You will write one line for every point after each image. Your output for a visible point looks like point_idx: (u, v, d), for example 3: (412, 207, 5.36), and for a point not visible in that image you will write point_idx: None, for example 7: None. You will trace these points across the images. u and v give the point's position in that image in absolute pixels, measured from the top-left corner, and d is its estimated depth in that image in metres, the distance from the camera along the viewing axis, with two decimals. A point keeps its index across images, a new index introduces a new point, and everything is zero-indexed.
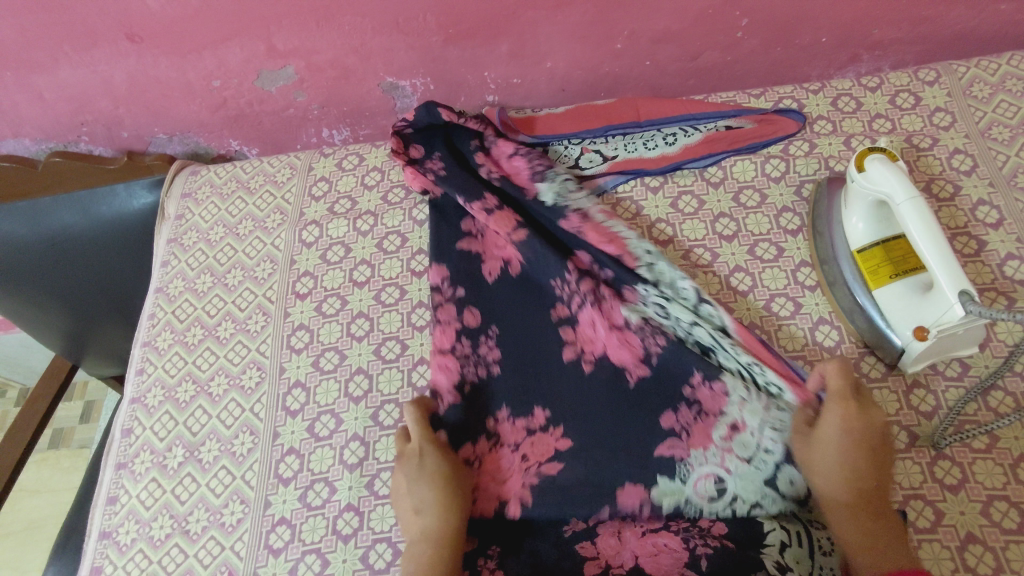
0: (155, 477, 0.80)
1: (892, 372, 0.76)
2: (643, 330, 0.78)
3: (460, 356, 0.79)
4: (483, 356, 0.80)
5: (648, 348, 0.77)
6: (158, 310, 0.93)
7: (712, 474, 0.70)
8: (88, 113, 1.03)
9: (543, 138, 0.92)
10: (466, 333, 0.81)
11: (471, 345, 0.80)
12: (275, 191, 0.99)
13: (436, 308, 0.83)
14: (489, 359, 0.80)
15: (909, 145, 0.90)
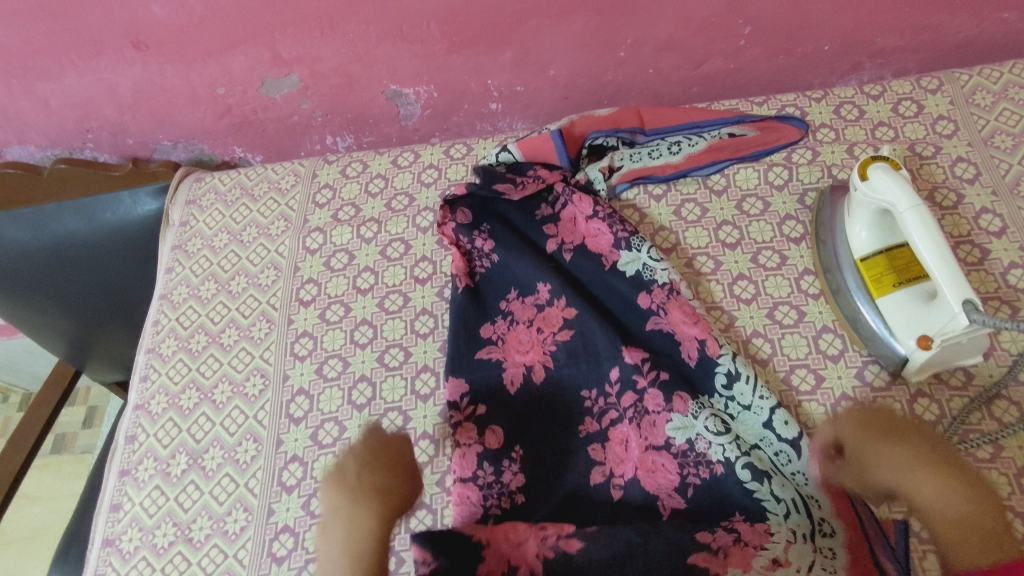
0: (158, 484, 0.80)
1: (896, 382, 0.75)
2: (685, 458, 0.73)
3: (481, 484, 0.73)
4: (506, 484, 0.73)
5: (686, 478, 0.73)
6: (162, 316, 0.93)
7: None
8: (93, 120, 1.03)
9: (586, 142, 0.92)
10: (486, 456, 0.75)
11: (494, 470, 0.74)
12: (278, 198, 0.99)
13: (455, 429, 0.77)
14: (512, 487, 0.73)
15: (912, 153, 0.90)
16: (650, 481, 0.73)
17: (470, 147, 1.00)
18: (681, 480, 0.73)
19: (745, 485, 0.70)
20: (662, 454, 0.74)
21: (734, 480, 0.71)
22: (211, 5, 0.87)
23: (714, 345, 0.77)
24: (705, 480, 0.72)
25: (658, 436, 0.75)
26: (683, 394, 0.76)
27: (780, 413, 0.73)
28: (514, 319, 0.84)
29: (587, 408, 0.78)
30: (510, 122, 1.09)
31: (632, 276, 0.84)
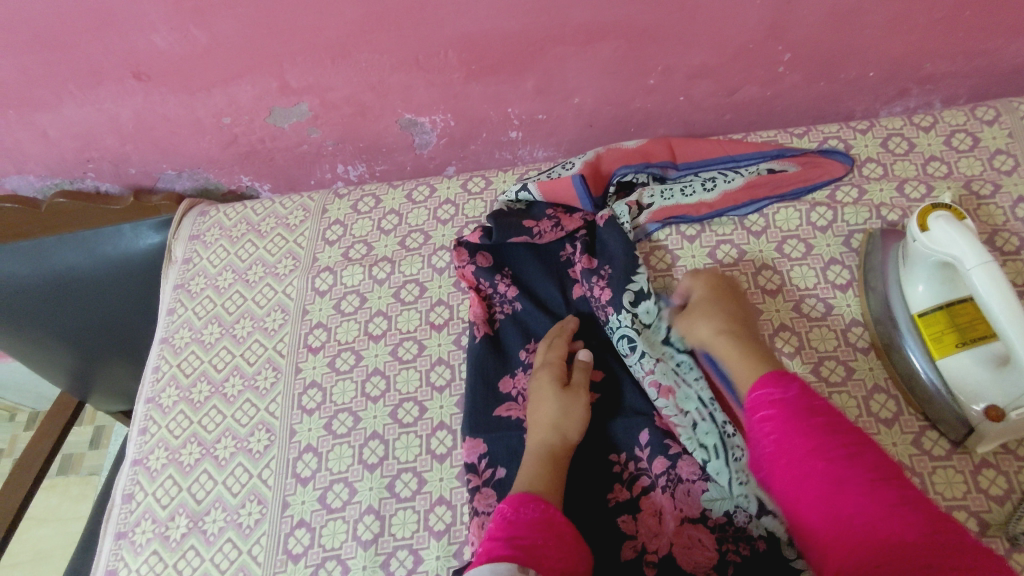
0: (156, 549, 0.75)
1: (957, 451, 0.69)
2: (723, 532, 0.67)
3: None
4: None
5: (726, 555, 0.66)
6: (163, 362, 0.88)
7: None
8: (93, 150, 0.98)
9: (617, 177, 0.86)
10: None
11: None
12: (286, 234, 0.94)
13: (472, 496, 0.71)
14: None
15: (968, 192, 0.83)
16: (685, 559, 0.66)
17: (489, 180, 0.94)
18: (719, 558, 0.66)
19: (790, 564, 0.64)
20: (699, 528, 0.67)
21: (779, 557, 0.65)
22: (215, 33, 0.82)
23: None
24: (746, 558, 0.65)
25: (693, 509, 0.68)
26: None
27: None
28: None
29: (616, 474, 0.72)
30: (530, 150, 1.03)
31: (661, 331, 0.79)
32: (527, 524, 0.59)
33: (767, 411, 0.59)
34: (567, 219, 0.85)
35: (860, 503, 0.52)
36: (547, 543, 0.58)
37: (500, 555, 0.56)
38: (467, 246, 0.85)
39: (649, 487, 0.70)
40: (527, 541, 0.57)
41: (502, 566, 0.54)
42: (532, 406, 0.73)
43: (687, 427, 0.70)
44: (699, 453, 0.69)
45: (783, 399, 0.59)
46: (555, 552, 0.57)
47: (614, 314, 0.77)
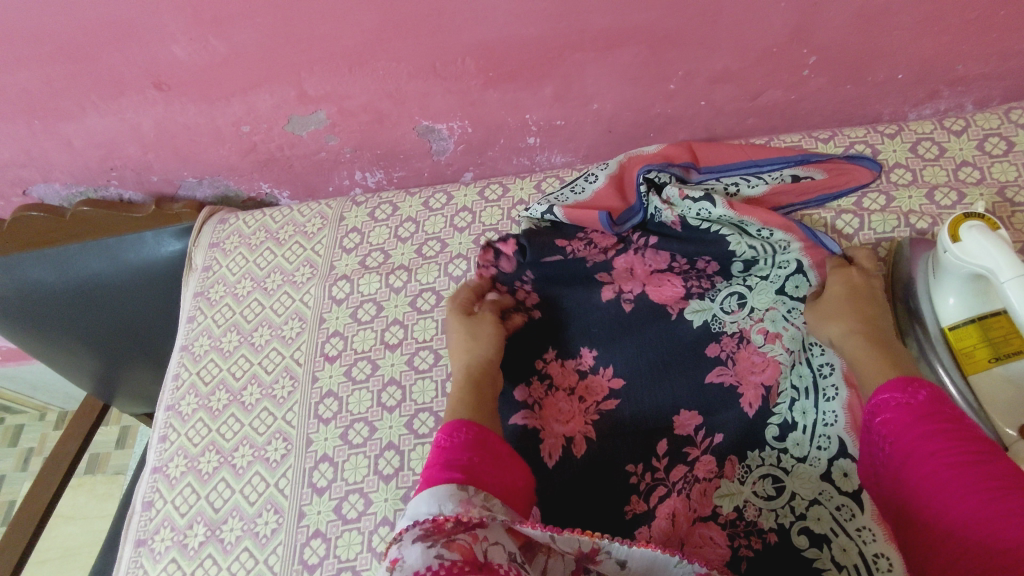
0: (175, 557, 0.76)
1: None
2: (734, 529, 0.68)
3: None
4: None
5: (738, 551, 0.67)
6: (183, 370, 0.89)
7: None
8: (117, 159, 0.99)
9: (648, 168, 0.81)
10: None
11: None
12: (304, 242, 0.94)
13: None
14: None
15: (1001, 199, 0.80)
16: (699, 558, 0.67)
17: (506, 188, 0.93)
18: (732, 554, 0.67)
19: (802, 553, 0.66)
20: (711, 527, 0.68)
21: (790, 548, 0.66)
22: (233, 43, 0.82)
23: (775, 396, 0.71)
24: (758, 552, 0.67)
25: (706, 508, 0.69)
26: (733, 458, 0.70)
27: (844, 462, 0.68)
28: (552, 383, 0.78)
29: (632, 484, 0.71)
30: (548, 156, 1.01)
31: (700, 325, 0.77)
32: (462, 448, 0.61)
33: (884, 415, 0.59)
34: (601, 238, 0.82)
35: (963, 507, 0.51)
36: (482, 461, 0.61)
37: (444, 476, 0.58)
38: (488, 247, 0.83)
39: (664, 493, 0.70)
40: (465, 463, 0.60)
41: (442, 488, 0.56)
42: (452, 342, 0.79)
43: (787, 368, 0.72)
44: (788, 393, 0.71)
45: (907, 405, 0.58)
46: (488, 468, 0.60)
47: (723, 279, 0.78)
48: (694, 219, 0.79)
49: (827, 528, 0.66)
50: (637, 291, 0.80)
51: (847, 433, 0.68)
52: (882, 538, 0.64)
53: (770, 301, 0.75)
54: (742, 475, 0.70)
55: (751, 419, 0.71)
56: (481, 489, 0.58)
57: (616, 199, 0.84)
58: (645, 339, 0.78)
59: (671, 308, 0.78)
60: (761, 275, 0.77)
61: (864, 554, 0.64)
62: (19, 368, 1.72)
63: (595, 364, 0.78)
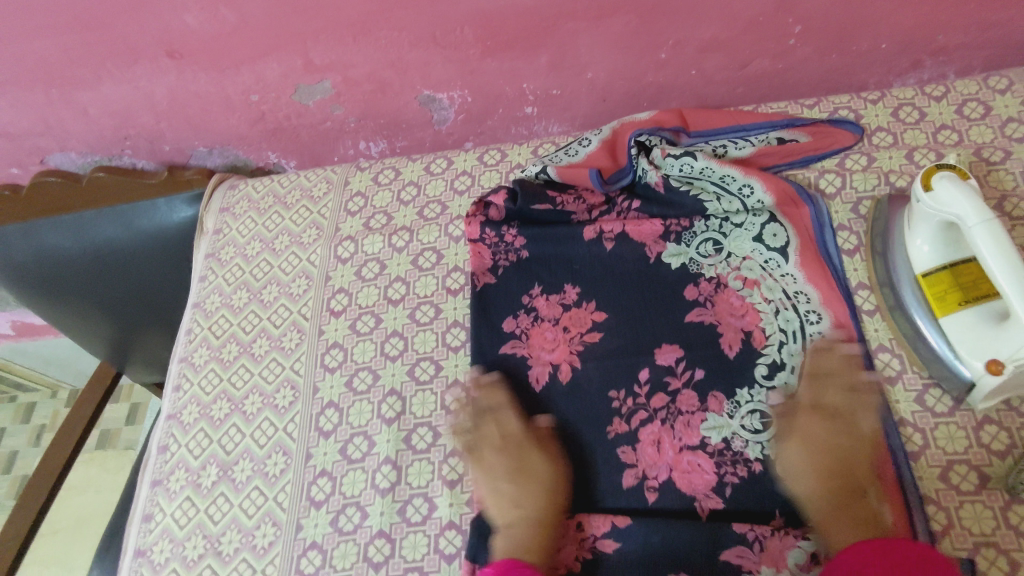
0: (189, 495, 0.80)
1: (960, 408, 0.71)
2: (721, 457, 0.72)
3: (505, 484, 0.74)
4: None
5: (724, 478, 0.71)
6: (195, 325, 0.93)
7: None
8: (130, 128, 1.03)
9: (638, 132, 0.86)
10: (513, 456, 0.75)
11: (519, 470, 0.75)
12: (311, 206, 0.98)
13: (479, 427, 0.77)
14: None
15: (978, 159, 0.83)
16: (685, 482, 0.71)
17: (504, 153, 0.97)
18: (717, 480, 0.71)
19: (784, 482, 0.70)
20: (698, 454, 0.72)
21: (772, 475, 0.70)
22: (242, 12, 0.86)
23: (761, 337, 0.77)
24: (743, 479, 0.71)
25: (693, 437, 0.73)
26: (718, 395, 0.75)
27: (827, 399, 0.73)
28: (538, 315, 0.83)
29: (615, 409, 0.76)
30: (545, 125, 1.05)
31: (679, 268, 0.83)
32: None
33: None
34: (590, 195, 0.89)
35: None
36: None
37: None
38: (478, 201, 0.90)
39: (647, 419, 0.75)
40: None
41: None
42: (511, 484, 0.73)
43: (769, 314, 0.78)
44: (776, 336, 0.77)
45: None
46: None
47: (700, 220, 0.85)
48: (677, 177, 0.85)
49: None
50: (618, 231, 0.86)
51: (831, 375, 0.74)
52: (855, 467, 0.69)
53: (747, 249, 0.82)
54: (730, 410, 0.74)
55: (731, 359, 0.76)
56: None
57: (607, 160, 0.89)
58: (632, 289, 0.83)
59: (650, 249, 0.84)
60: (737, 224, 0.84)
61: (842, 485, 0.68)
62: (32, 344, 1.77)
63: (577, 300, 0.83)
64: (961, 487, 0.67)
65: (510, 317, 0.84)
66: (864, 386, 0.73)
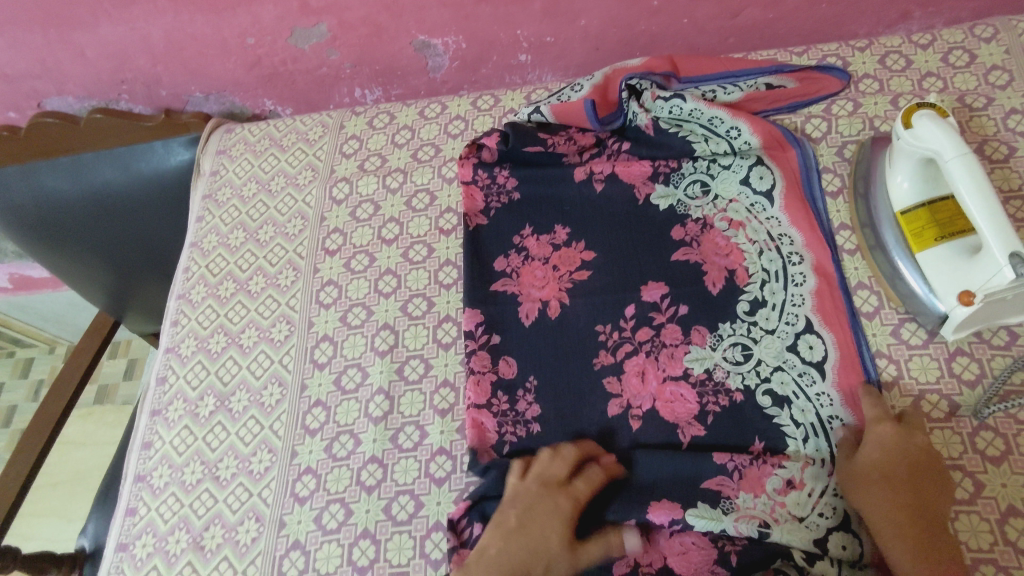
0: (187, 424, 0.83)
1: (934, 340, 0.73)
2: (702, 387, 0.74)
3: (494, 412, 0.76)
4: (522, 413, 0.76)
5: (706, 406, 0.73)
6: (193, 264, 0.95)
7: (757, 517, 0.66)
8: (127, 71, 1.04)
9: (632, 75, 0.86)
10: (502, 387, 0.77)
11: (508, 399, 0.76)
12: (306, 148, 1.00)
13: (469, 357, 0.79)
14: (528, 417, 0.75)
15: (961, 105, 0.85)
16: (668, 410, 0.73)
17: (498, 98, 0.98)
18: (699, 408, 0.73)
19: (764, 411, 0.71)
20: (681, 384, 0.74)
21: (752, 405, 0.72)
22: None
23: (743, 275, 0.79)
24: (725, 407, 0.73)
25: (676, 368, 0.75)
26: (701, 328, 0.77)
27: (809, 336, 0.74)
28: (528, 255, 0.85)
29: (602, 342, 0.78)
30: (539, 74, 1.06)
31: (666, 209, 0.85)
32: None
33: None
34: (581, 137, 0.90)
35: None
36: None
37: None
38: (471, 143, 0.91)
39: (632, 352, 0.77)
40: None
41: None
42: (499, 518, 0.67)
43: (754, 254, 0.80)
44: (759, 275, 0.78)
45: None
46: None
47: (688, 162, 0.86)
48: (665, 121, 0.87)
49: (789, 390, 0.72)
50: (607, 172, 0.88)
51: (813, 313, 0.75)
52: (837, 402, 0.71)
53: (733, 192, 0.84)
54: (713, 343, 0.76)
55: (714, 295, 0.78)
56: None
57: (600, 104, 0.90)
58: (620, 229, 0.85)
59: (638, 191, 0.86)
60: (726, 167, 0.85)
61: (820, 414, 0.70)
62: (30, 298, 1.79)
63: (567, 239, 0.85)
64: (932, 414, 0.70)
65: (500, 257, 0.85)
66: (844, 325, 0.75)
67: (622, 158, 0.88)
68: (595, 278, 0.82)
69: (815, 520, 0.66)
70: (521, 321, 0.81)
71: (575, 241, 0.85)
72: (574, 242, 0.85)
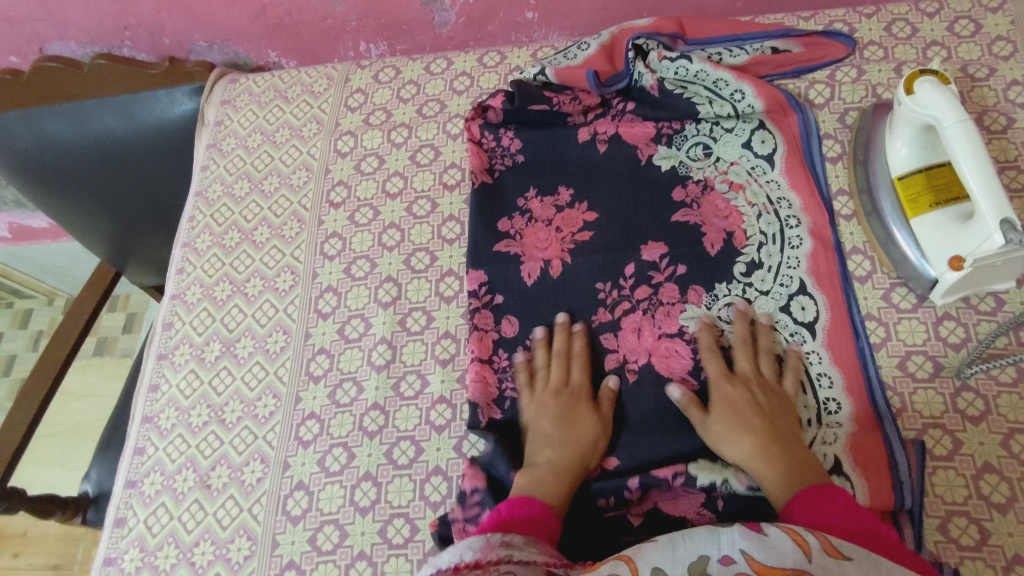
0: (193, 368, 0.85)
1: (923, 304, 0.75)
2: (698, 344, 0.76)
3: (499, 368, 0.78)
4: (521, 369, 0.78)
5: (700, 362, 0.75)
6: (198, 213, 0.96)
7: None
8: (130, 17, 1.03)
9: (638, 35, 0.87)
10: (504, 344, 0.79)
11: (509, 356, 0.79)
12: (311, 101, 1.00)
13: (472, 315, 0.80)
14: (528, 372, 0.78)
15: (964, 75, 0.85)
16: (663, 365, 0.75)
17: (504, 56, 0.98)
18: (693, 364, 0.75)
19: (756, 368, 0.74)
20: (676, 341, 0.76)
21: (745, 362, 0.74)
22: None
23: (741, 237, 0.80)
24: (718, 364, 0.75)
25: (672, 326, 0.77)
26: (698, 288, 0.78)
27: (802, 298, 0.76)
28: (532, 217, 0.86)
29: (601, 300, 0.80)
30: (545, 32, 1.06)
31: (668, 170, 0.86)
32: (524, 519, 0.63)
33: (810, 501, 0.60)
34: (587, 96, 0.90)
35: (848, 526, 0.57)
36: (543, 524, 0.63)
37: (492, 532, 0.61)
38: (476, 107, 0.92)
39: (630, 309, 0.79)
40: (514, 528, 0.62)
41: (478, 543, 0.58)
42: (552, 428, 0.71)
43: (752, 218, 0.81)
44: (757, 237, 0.80)
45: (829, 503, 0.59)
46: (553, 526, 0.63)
47: (691, 124, 0.87)
48: (671, 81, 0.88)
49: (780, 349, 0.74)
50: (611, 133, 0.88)
51: (807, 276, 0.77)
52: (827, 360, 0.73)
53: (735, 154, 0.85)
54: (708, 302, 0.77)
55: (712, 256, 0.80)
56: (507, 533, 0.60)
57: (606, 65, 0.90)
58: (622, 188, 0.86)
59: (641, 152, 0.87)
60: (728, 129, 0.86)
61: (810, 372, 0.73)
62: (29, 248, 1.79)
63: (571, 201, 0.86)
64: (917, 374, 0.72)
65: (502, 219, 0.86)
66: (836, 286, 0.77)
67: (626, 118, 0.89)
68: (595, 237, 0.83)
69: None
70: (522, 279, 0.82)
71: (578, 203, 0.86)
72: (576, 201, 0.86)
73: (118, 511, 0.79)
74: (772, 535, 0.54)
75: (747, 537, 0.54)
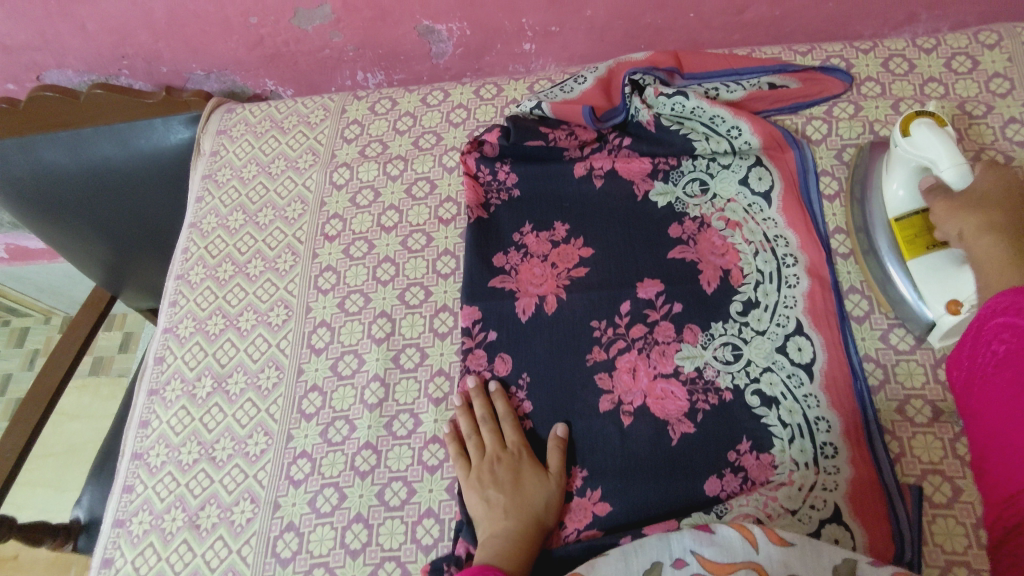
0: (184, 404, 0.84)
1: (921, 346, 0.75)
2: (693, 385, 0.75)
3: None
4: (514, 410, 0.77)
5: (695, 404, 0.74)
6: (192, 244, 0.95)
7: (750, 514, 0.67)
8: (128, 46, 1.03)
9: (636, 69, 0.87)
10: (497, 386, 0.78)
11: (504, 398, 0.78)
12: (308, 131, 1.00)
13: (465, 356, 0.80)
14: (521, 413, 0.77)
15: (961, 112, 0.85)
16: (659, 407, 0.74)
17: (500, 87, 0.98)
18: (689, 406, 0.74)
19: (753, 411, 0.73)
20: (672, 382, 0.75)
21: (742, 404, 0.73)
22: None
23: (738, 275, 0.80)
24: (714, 406, 0.74)
25: (667, 366, 0.76)
26: (694, 327, 0.77)
27: (799, 338, 0.76)
28: (527, 252, 0.85)
29: (596, 338, 0.79)
30: (542, 63, 1.06)
31: (665, 206, 0.85)
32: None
33: None
34: (582, 131, 0.90)
35: None
36: None
37: None
38: (471, 140, 0.92)
39: (626, 348, 0.78)
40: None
41: None
42: (503, 495, 0.69)
43: (749, 255, 0.81)
44: (754, 276, 0.79)
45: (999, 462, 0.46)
46: None
47: (688, 159, 0.87)
48: (668, 117, 0.87)
49: (777, 391, 0.73)
50: (607, 168, 0.88)
51: (804, 316, 0.76)
52: (825, 404, 0.72)
53: (732, 190, 0.85)
54: (704, 342, 0.77)
55: (708, 295, 0.79)
56: None
57: (602, 96, 0.90)
58: (617, 224, 0.85)
59: (637, 187, 0.87)
60: (725, 165, 0.86)
61: (807, 415, 0.72)
62: (25, 268, 1.78)
63: (566, 236, 0.85)
64: (916, 418, 0.71)
65: (498, 253, 0.86)
66: (833, 327, 0.76)
67: (621, 154, 0.89)
68: (591, 273, 0.83)
69: (806, 513, 0.67)
70: (517, 316, 0.81)
71: (573, 238, 0.86)
72: (571, 236, 0.86)
73: (106, 551, 0.78)
74: (722, 534, 0.56)
75: (697, 537, 0.56)
